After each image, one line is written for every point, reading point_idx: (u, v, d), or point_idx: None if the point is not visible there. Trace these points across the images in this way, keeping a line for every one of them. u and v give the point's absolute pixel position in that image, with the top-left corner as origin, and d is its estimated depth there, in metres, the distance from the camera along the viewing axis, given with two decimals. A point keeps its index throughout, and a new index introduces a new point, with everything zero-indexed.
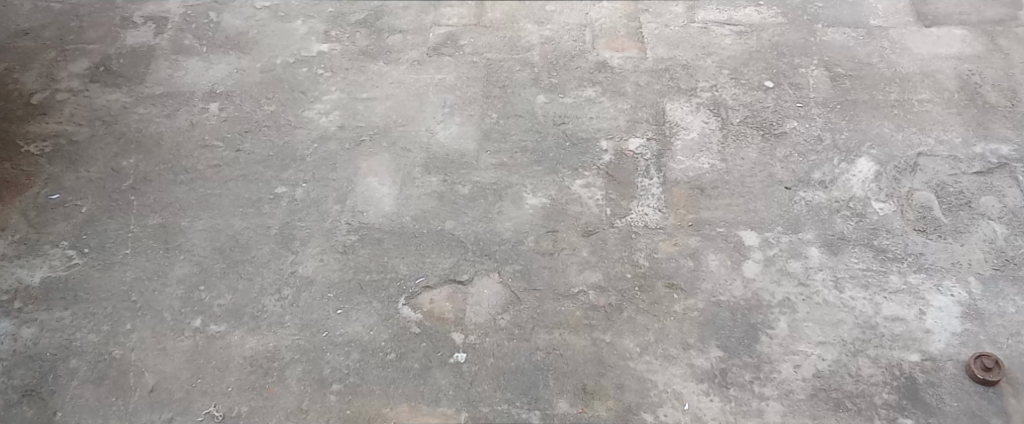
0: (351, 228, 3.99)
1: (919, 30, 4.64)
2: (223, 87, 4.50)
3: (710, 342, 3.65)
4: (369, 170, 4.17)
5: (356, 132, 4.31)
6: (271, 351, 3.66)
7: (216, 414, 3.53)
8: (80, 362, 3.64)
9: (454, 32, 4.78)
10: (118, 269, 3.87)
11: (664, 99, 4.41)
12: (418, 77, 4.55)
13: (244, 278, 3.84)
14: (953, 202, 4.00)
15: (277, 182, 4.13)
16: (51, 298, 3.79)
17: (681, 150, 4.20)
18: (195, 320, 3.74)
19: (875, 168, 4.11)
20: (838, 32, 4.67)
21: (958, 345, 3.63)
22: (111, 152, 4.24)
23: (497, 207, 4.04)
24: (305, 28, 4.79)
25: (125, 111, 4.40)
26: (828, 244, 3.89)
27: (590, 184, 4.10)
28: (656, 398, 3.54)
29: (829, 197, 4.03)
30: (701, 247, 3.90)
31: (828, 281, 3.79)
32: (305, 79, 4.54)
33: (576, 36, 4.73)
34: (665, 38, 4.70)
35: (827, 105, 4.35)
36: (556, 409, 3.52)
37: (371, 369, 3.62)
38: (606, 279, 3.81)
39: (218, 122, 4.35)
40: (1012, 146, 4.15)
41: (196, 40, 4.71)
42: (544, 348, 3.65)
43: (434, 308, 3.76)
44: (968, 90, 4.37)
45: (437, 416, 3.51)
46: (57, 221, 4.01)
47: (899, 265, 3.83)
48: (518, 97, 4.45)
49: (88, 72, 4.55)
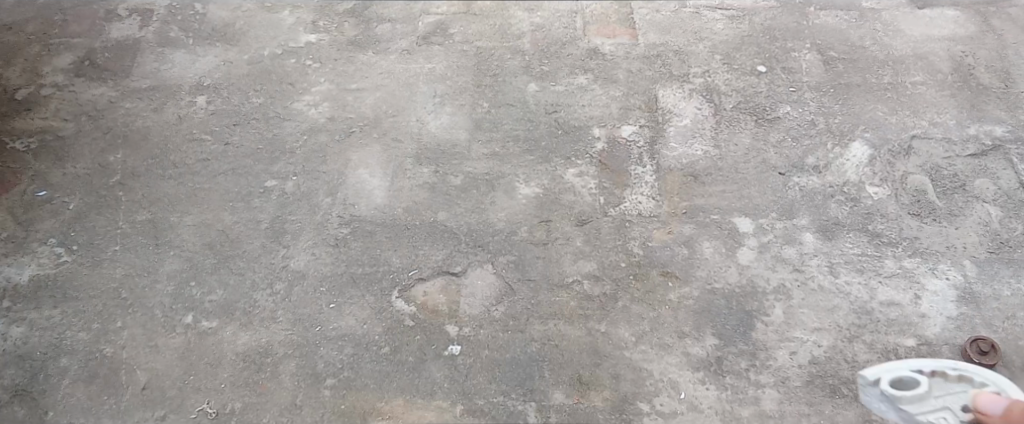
0: (343, 221, 3.95)
1: (912, 12, 4.63)
2: (210, 79, 4.46)
3: (706, 330, 3.62)
4: (359, 163, 4.13)
5: (347, 123, 4.27)
6: (264, 346, 3.62)
7: (209, 412, 3.49)
8: (71, 361, 3.59)
9: (443, 20, 4.75)
10: (108, 266, 3.82)
11: (656, 85, 4.38)
12: (407, 67, 4.52)
13: (235, 274, 3.80)
14: (948, 185, 3.97)
15: (266, 176, 4.09)
16: (39, 296, 3.74)
17: (674, 137, 4.18)
18: (186, 316, 3.70)
19: (869, 152, 4.08)
20: (829, 14, 4.66)
21: (953, 329, 3.61)
22: (99, 148, 4.18)
23: (490, 198, 4.00)
24: (293, 19, 4.75)
25: (111, 106, 4.34)
26: (823, 229, 3.87)
27: (583, 172, 4.07)
28: (652, 387, 3.51)
29: (823, 182, 4.01)
30: (695, 235, 3.87)
31: (823, 266, 3.77)
32: (293, 70, 4.50)
33: (567, 23, 4.70)
34: (656, 23, 4.68)
35: (820, 89, 4.33)
36: (552, 400, 3.49)
37: (365, 363, 3.58)
38: (600, 268, 3.79)
39: (206, 116, 4.31)
40: (1005, 127, 4.14)
41: (182, 32, 4.67)
42: (539, 339, 3.62)
43: (428, 300, 3.73)
44: (962, 72, 4.36)
45: (432, 410, 3.47)
46: (44, 219, 3.95)
47: (894, 249, 3.81)
48: (509, 85, 4.42)
49: (72, 66, 4.50)
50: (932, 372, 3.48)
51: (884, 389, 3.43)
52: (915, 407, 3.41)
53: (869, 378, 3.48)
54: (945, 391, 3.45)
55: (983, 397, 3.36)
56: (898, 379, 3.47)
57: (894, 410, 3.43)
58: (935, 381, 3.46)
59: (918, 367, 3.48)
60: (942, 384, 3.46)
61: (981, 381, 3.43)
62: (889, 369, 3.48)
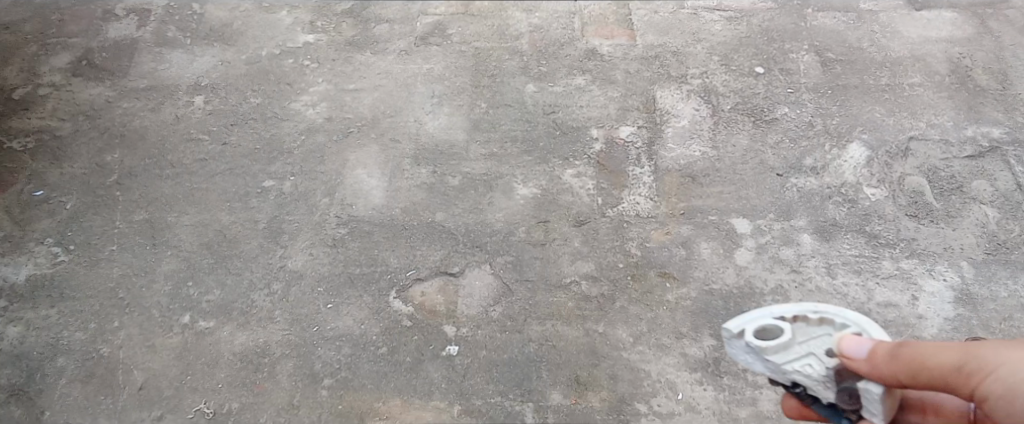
0: (341, 221, 3.95)
1: (909, 14, 4.65)
2: (208, 79, 4.46)
3: (703, 331, 3.62)
4: (357, 163, 4.13)
5: (344, 123, 4.27)
6: (262, 347, 3.61)
7: (206, 412, 3.47)
8: (68, 361, 3.58)
9: (442, 21, 4.75)
10: (105, 266, 3.82)
11: (654, 86, 4.39)
12: (405, 67, 4.52)
13: (233, 274, 3.80)
14: (946, 187, 3.98)
15: (264, 175, 4.09)
16: (36, 296, 3.74)
17: (672, 138, 4.18)
18: (183, 316, 3.69)
19: (867, 153, 4.09)
20: (826, 16, 4.67)
21: (950, 330, 3.58)
22: (96, 147, 4.18)
23: (488, 198, 4.00)
24: (291, 19, 4.75)
25: (108, 105, 4.34)
26: (820, 230, 3.87)
27: (581, 173, 4.07)
28: (650, 387, 3.50)
29: (820, 183, 4.01)
30: (693, 236, 3.87)
31: (821, 268, 3.76)
32: (291, 70, 4.50)
33: (565, 24, 4.71)
34: (654, 24, 4.68)
35: (818, 91, 4.34)
36: (549, 400, 3.48)
37: (362, 363, 3.57)
38: (597, 269, 3.79)
39: (204, 115, 4.31)
40: (1003, 129, 4.15)
41: (180, 32, 4.67)
42: (537, 340, 3.62)
43: (425, 300, 3.73)
44: (959, 73, 4.37)
45: (429, 410, 3.46)
46: (42, 218, 3.95)
47: (891, 251, 3.80)
48: (507, 86, 4.42)
49: (70, 66, 4.50)
50: (793, 317, 2.72)
51: (749, 341, 2.69)
52: (783, 357, 2.67)
53: (732, 330, 2.72)
54: (810, 334, 2.70)
55: (843, 337, 2.62)
56: (763, 329, 2.72)
57: (760, 361, 2.71)
58: (796, 326, 2.72)
59: (780, 312, 2.72)
60: (805, 330, 2.72)
61: (843, 322, 2.69)
62: (751, 317, 2.73)
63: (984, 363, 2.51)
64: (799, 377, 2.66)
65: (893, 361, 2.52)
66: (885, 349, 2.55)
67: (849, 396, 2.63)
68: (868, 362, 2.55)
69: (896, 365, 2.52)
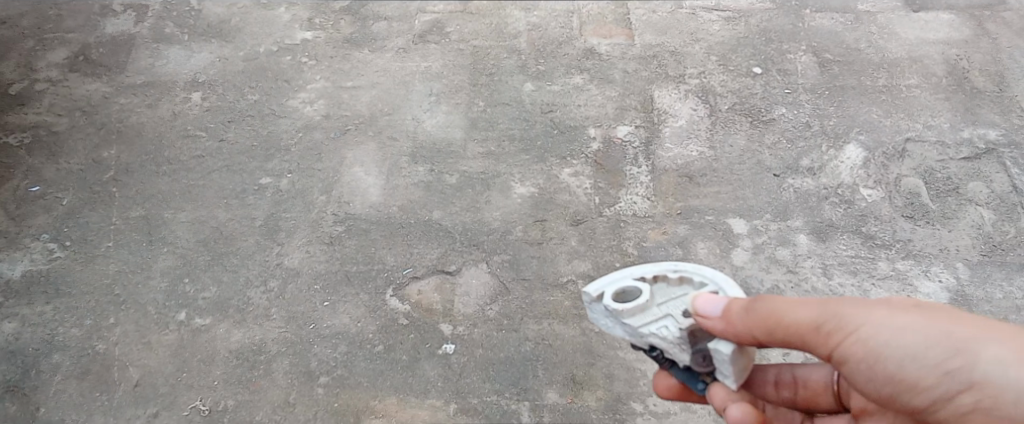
0: (338, 219, 3.95)
1: (907, 16, 4.66)
2: (205, 76, 4.45)
3: None
4: (354, 161, 4.13)
5: (342, 121, 4.27)
6: (258, 344, 3.61)
7: (202, 409, 3.46)
8: (63, 357, 3.57)
9: (440, 19, 4.75)
10: (101, 263, 3.81)
11: (652, 86, 4.39)
12: (403, 65, 4.52)
13: (229, 271, 3.79)
14: (942, 188, 3.98)
15: (261, 173, 4.09)
16: (32, 292, 3.73)
17: (669, 137, 4.18)
18: (180, 313, 3.69)
19: (863, 155, 4.09)
20: (824, 17, 4.68)
21: None
22: (93, 143, 4.17)
23: (485, 197, 4.00)
24: (289, 16, 4.75)
25: (105, 101, 4.33)
26: (817, 231, 3.87)
27: (579, 172, 4.07)
28: (646, 387, 3.50)
29: (817, 184, 4.01)
30: (690, 235, 3.87)
31: (817, 268, 3.75)
32: (289, 68, 4.49)
33: (563, 23, 4.71)
34: (653, 24, 4.69)
35: (815, 92, 4.34)
36: (545, 399, 3.47)
37: (359, 361, 3.57)
38: (594, 268, 3.78)
39: (201, 112, 4.30)
40: (999, 131, 4.16)
41: (178, 29, 4.67)
42: (533, 338, 3.61)
43: (422, 299, 3.72)
44: (956, 75, 4.38)
45: (425, 409, 3.45)
46: (38, 214, 3.94)
47: (887, 252, 3.80)
48: (505, 84, 4.42)
49: (66, 61, 4.50)
50: (654, 277, 2.78)
51: (606, 303, 2.73)
52: (640, 319, 2.70)
53: (591, 294, 2.77)
54: (668, 296, 2.76)
55: (696, 296, 2.66)
56: (624, 291, 2.77)
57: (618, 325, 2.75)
58: (655, 288, 2.78)
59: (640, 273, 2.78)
60: (665, 290, 2.77)
61: (702, 281, 2.76)
62: (613, 280, 2.79)
63: (844, 323, 2.55)
64: (654, 340, 2.69)
65: (748, 317, 2.55)
66: (740, 306, 2.57)
67: (703, 357, 2.67)
68: (722, 320, 2.58)
69: (751, 322, 2.55)
